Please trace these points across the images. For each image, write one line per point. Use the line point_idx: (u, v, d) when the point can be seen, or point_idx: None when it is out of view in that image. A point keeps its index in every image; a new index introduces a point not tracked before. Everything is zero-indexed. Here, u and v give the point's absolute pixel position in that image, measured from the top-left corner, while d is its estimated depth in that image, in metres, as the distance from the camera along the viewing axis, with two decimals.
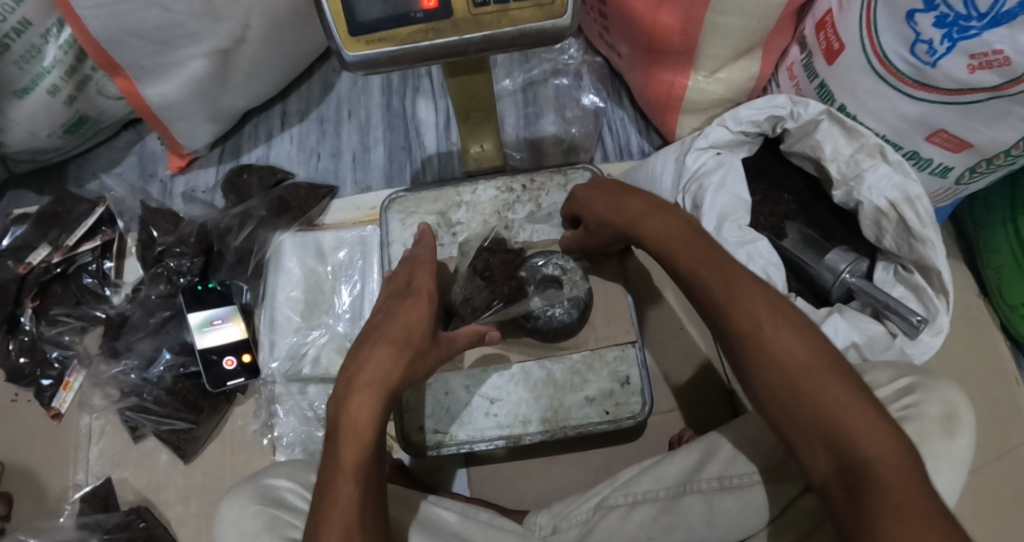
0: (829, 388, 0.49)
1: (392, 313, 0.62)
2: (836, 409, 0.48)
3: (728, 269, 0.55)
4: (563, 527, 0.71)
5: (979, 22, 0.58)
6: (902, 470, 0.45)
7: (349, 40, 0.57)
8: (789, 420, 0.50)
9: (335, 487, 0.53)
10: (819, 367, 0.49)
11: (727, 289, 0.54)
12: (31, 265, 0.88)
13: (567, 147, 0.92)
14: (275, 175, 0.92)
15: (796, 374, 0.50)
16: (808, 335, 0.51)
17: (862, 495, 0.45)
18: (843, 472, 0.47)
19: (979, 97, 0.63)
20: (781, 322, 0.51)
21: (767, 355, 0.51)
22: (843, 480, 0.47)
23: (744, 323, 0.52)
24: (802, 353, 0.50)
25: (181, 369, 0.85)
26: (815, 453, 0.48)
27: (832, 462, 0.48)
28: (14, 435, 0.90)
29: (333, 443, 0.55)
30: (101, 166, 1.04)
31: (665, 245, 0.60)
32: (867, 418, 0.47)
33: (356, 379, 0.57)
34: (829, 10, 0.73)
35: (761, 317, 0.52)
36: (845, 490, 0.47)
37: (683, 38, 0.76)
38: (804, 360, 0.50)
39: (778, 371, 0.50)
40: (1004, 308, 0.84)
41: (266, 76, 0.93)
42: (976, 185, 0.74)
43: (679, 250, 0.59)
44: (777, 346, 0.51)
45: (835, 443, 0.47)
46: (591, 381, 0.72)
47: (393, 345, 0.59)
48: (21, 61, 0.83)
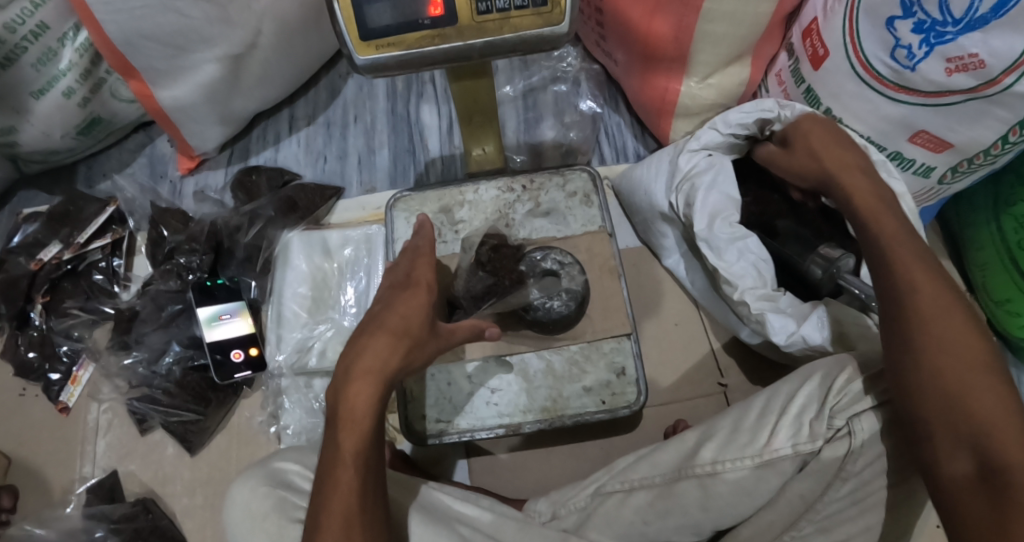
0: (991, 393, 0.55)
1: (391, 303, 0.63)
2: (993, 414, 0.54)
3: (919, 272, 0.63)
4: (563, 513, 0.73)
5: (954, 27, 0.62)
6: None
7: (359, 44, 0.61)
8: (946, 412, 0.55)
9: (335, 472, 0.56)
10: (987, 374, 0.56)
11: (913, 288, 0.62)
12: (41, 261, 0.91)
13: (566, 150, 0.96)
14: (283, 176, 0.96)
15: (966, 370, 0.56)
16: (980, 342, 0.58)
17: (1004, 495, 0.51)
18: (980, 468, 0.53)
19: (956, 99, 0.67)
20: (963, 325, 0.59)
21: (941, 350, 0.58)
22: (981, 480, 0.53)
23: (927, 319, 0.59)
24: (978, 357, 0.57)
25: (190, 362, 0.87)
26: (958, 450, 0.54)
27: (974, 459, 0.54)
28: (22, 429, 0.92)
29: (333, 430, 0.58)
30: (111, 167, 1.07)
31: (876, 219, 0.69)
32: (1019, 430, 0.53)
33: (360, 366, 0.59)
34: (814, 18, 0.78)
35: (945, 316, 0.59)
36: (983, 488, 0.53)
37: (675, 45, 0.80)
38: (969, 367, 0.56)
39: (945, 363, 0.57)
40: (990, 304, 0.88)
41: (276, 80, 0.97)
42: (958, 184, 0.79)
43: (887, 232, 0.67)
44: (952, 343, 0.58)
45: (982, 444, 0.53)
46: (589, 372, 0.75)
47: (391, 334, 0.61)
48: (38, 64, 0.86)
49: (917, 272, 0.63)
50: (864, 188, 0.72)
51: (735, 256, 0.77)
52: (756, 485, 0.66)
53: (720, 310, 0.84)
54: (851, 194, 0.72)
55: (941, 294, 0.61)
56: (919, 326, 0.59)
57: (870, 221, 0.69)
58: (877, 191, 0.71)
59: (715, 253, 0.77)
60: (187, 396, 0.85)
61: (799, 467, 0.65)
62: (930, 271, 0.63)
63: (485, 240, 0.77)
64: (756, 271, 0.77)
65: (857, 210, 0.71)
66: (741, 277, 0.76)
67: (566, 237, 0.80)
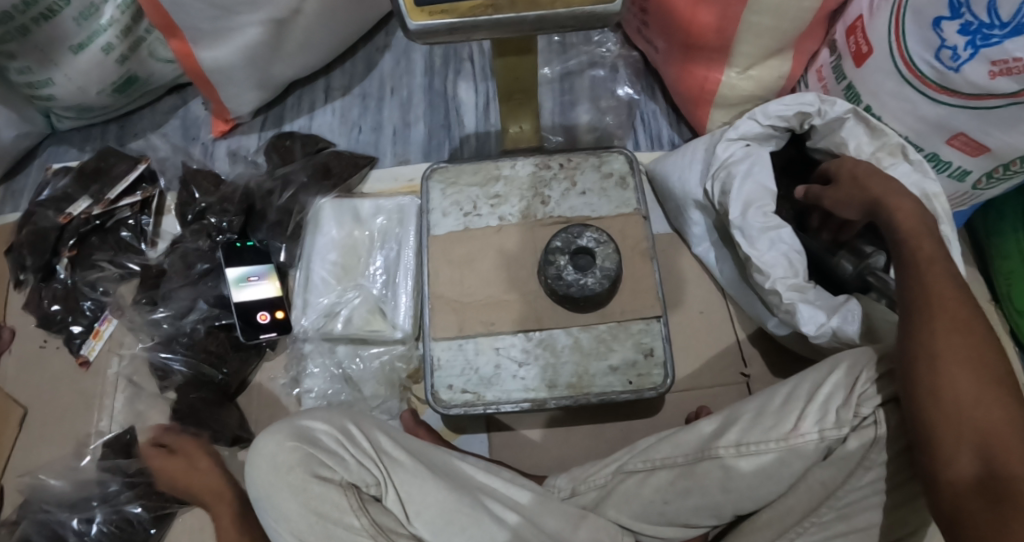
0: (1002, 406, 0.55)
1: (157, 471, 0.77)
2: (1000, 426, 0.54)
3: (943, 289, 0.62)
4: (583, 490, 0.74)
5: (1001, 31, 0.63)
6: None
7: (413, 10, 0.61)
8: (955, 417, 0.55)
9: None
10: (999, 386, 0.56)
11: (936, 303, 0.61)
12: (71, 215, 0.91)
13: (601, 135, 0.97)
14: (319, 143, 0.96)
15: (977, 381, 0.56)
16: (996, 356, 0.58)
17: (1003, 503, 0.51)
18: (983, 479, 0.53)
19: (997, 103, 0.68)
20: (982, 340, 0.59)
21: (956, 358, 0.57)
22: (980, 486, 0.53)
23: (948, 329, 0.59)
24: (993, 369, 0.57)
25: (215, 321, 0.88)
26: (963, 454, 0.54)
27: (978, 464, 0.54)
28: (41, 380, 0.92)
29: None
30: (144, 127, 1.07)
31: (914, 233, 0.68)
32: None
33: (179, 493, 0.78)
34: (859, 15, 0.79)
35: (968, 329, 0.59)
36: (982, 493, 0.53)
37: (719, 35, 0.81)
38: (983, 384, 0.56)
39: (958, 370, 0.57)
40: (1013, 313, 0.89)
41: (315, 49, 0.97)
42: (992, 190, 0.80)
43: (919, 243, 0.67)
44: (968, 354, 0.58)
45: (988, 450, 0.54)
46: (616, 350, 0.75)
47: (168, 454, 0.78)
48: (80, 18, 0.86)
49: (941, 288, 0.62)
50: (912, 210, 0.70)
51: (767, 245, 0.77)
52: (779, 469, 0.66)
53: (747, 300, 0.84)
54: (895, 214, 0.70)
55: (964, 309, 0.60)
56: (938, 338, 0.59)
57: (906, 235, 0.68)
58: (917, 208, 0.70)
59: (747, 241, 0.77)
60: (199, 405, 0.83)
61: (823, 455, 0.66)
62: (955, 287, 0.62)
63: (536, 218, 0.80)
64: (787, 261, 0.77)
65: (896, 228, 0.69)
66: (771, 267, 0.77)
67: (599, 218, 0.80)
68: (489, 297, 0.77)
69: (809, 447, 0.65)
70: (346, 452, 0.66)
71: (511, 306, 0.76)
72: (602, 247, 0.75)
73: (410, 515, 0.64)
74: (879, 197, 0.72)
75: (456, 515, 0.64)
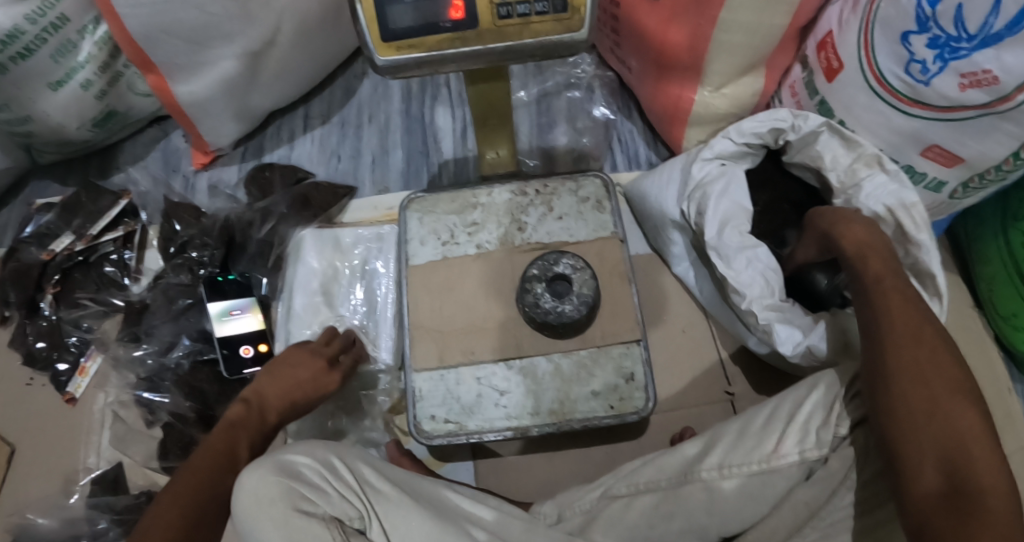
0: (968, 416, 0.55)
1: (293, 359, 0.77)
2: (965, 438, 0.54)
3: (900, 303, 0.63)
4: (568, 515, 0.73)
5: (969, 43, 0.63)
6: (1011, 512, 0.51)
7: (380, 45, 0.60)
8: (917, 432, 0.55)
9: (179, 483, 0.63)
10: (963, 397, 0.56)
11: (894, 317, 0.62)
12: (53, 252, 0.92)
13: (578, 155, 0.98)
14: (297, 173, 0.96)
15: (940, 391, 0.56)
16: (956, 368, 0.58)
17: (969, 515, 0.50)
18: (950, 491, 0.52)
19: (969, 114, 0.68)
20: (944, 352, 0.59)
21: (915, 372, 0.58)
22: (947, 500, 0.52)
23: (909, 343, 0.60)
24: (954, 381, 0.57)
25: (198, 356, 0.89)
26: (925, 467, 0.54)
27: (943, 477, 0.53)
28: (26, 418, 0.91)
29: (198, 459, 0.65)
30: (126, 160, 1.07)
31: (860, 255, 0.69)
32: (990, 456, 0.53)
33: (243, 398, 0.73)
34: (829, 30, 0.78)
35: (929, 343, 0.60)
36: (949, 505, 0.51)
37: (690, 55, 0.81)
38: (945, 397, 0.56)
39: (920, 382, 0.57)
40: (997, 319, 0.89)
41: (293, 79, 0.97)
42: (969, 199, 0.80)
43: (873, 260, 0.68)
44: (927, 366, 0.58)
45: (952, 463, 0.53)
46: (597, 376, 0.75)
47: (314, 364, 0.77)
48: (57, 55, 0.85)
49: (898, 302, 0.63)
50: (861, 235, 0.70)
51: (744, 264, 0.77)
52: (763, 492, 0.65)
53: (728, 319, 0.84)
54: (842, 239, 0.71)
55: (922, 323, 0.61)
56: (897, 354, 0.59)
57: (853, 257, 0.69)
58: (867, 233, 0.71)
59: (724, 261, 0.77)
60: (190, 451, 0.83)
61: (805, 476, 0.66)
62: (909, 301, 0.63)
63: (517, 244, 0.80)
64: (763, 280, 0.77)
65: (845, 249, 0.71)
66: (749, 286, 0.77)
67: (577, 243, 0.80)
68: (470, 324, 0.77)
69: (791, 469, 0.65)
70: (330, 486, 0.64)
71: (490, 334, 0.77)
72: (577, 272, 0.75)
73: None
74: (831, 225, 0.73)
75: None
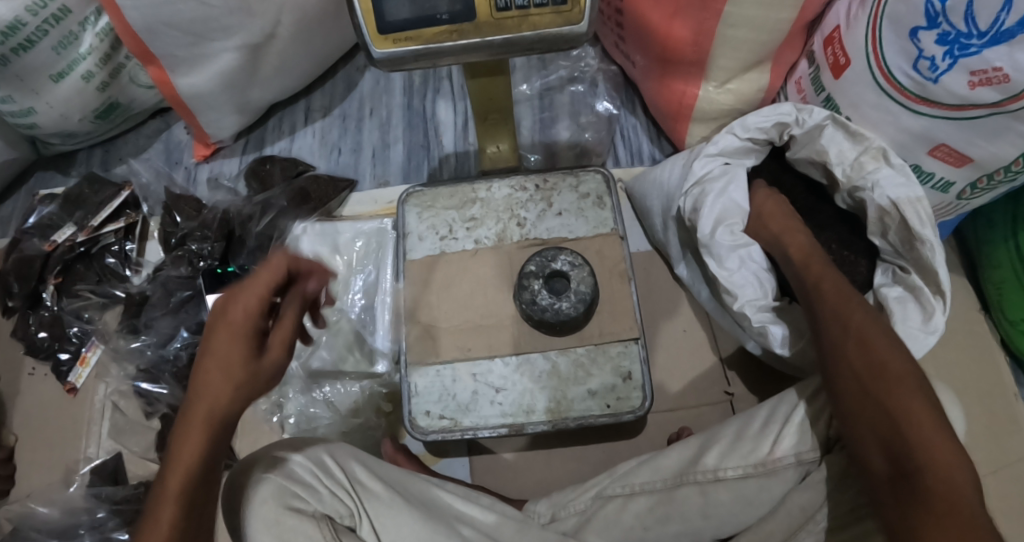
0: (905, 396, 0.56)
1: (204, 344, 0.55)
2: (907, 424, 0.55)
3: (845, 301, 0.65)
4: (562, 516, 0.73)
5: (980, 40, 0.61)
6: (957, 484, 0.52)
7: (377, 37, 0.59)
8: (859, 425, 0.58)
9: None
10: (899, 379, 0.58)
11: (837, 315, 0.64)
12: (56, 242, 0.92)
13: (580, 151, 0.97)
14: (297, 167, 0.96)
15: (874, 379, 0.58)
16: (901, 356, 0.59)
17: (909, 500, 0.52)
18: (895, 477, 0.54)
19: (979, 113, 0.65)
20: (881, 336, 0.61)
21: (854, 368, 0.60)
22: (893, 485, 0.54)
23: (849, 339, 0.62)
24: (895, 368, 0.58)
25: (197, 348, 0.88)
26: (873, 457, 0.56)
27: (888, 461, 0.55)
28: (29, 409, 0.92)
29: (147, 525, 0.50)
30: (128, 151, 1.07)
31: (804, 263, 0.71)
32: (937, 436, 0.54)
33: (183, 417, 0.53)
34: (837, 26, 0.77)
35: (863, 332, 0.61)
36: (893, 492, 0.54)
37: (694, 49, 0.80)
38: (889, 388, 0.57)
39: (856, 375, 0.60)
40: (1005, 323, 0.87)
41: (293, 72, 0.97)
42: (978, 200, 0.77)
43: (811, 266, 0.70)
44: (864, 359, 0.60)
45: (896, 451, 0.55)
46: (594, 375, 0.74)
47: (229, 334, 0.54)
48: (58, 47, 0.85)
49: (843, 298, 0.65)
50: (804, 244, 0.73)
51: (736, 264, 0.77)
52: (758, 495, 0.65)
53: (727, 323, 0.83)
54: (788, 251, 0.73)
55: (866, 317, 0.62)
56: (842, 354, 0.61)
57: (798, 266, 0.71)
58: (809, 243, 0.73)
59: (716, 260, 0.76)
60: None
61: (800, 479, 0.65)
62: (850, 298, 0.65)
63: (519, 241, 0.80)
64: (756, 281, 0.77)
65: (790, 259, 0.73)
66: (741, 287, 0.76)
67: (577, 239, 0.79)
68: (468, 321, 0.76)
69: (786, 471, 0.65)
70: (322, 484, 0.63)
71: (488, 331, 0.76)
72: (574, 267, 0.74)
73: None
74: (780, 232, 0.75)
75: None
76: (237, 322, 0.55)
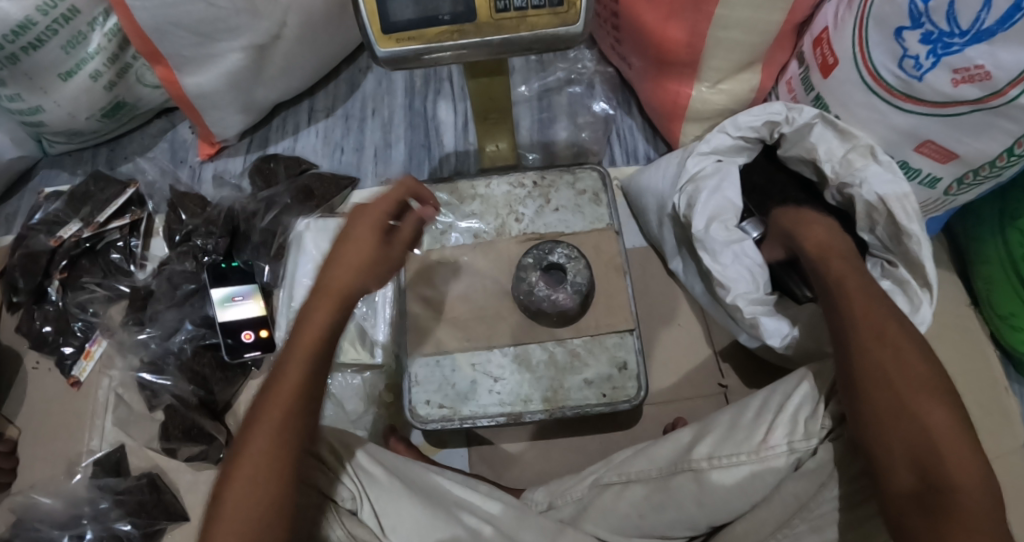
0: (936, 411, 0.56)
1: (342, 238, 0.61)
2: (940, 440, 0.55)
3: (876, 307, 0.63)
4: (560, 504, 0.74)
5: (961, 39, 0.64)
6: (981, 501, 0.53)
7: (381, 37, 0.61)
8: (885, 436, 0.57)
9: (240, 458, 0.53)
10: (932, 393, 0.57)
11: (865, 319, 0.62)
12: (62, 238, 0.94)
13: (577, 151, 1.00)
14: (301, 165, 0.98)
15: (906, 391, 0.57)
16: (931, 369, 0.59)
17: (936, 515, 0.53)
18: (923, 490, 0.54)
19: (962, 110, 0.68)
20: (911, 348, 0.60)
21: (883, 378, 0.58)
22: (919, 499, 0.54)
23: (876, 346, 0.60)
24: (926, 381, 0.58)
25: (201, 340, 0.90)
26: (899, 468, 0.56)
27: (915, 474, 0.55)
28: (32, 402, 0.93)
29: (251, 421, 0.55)
30: (133, 151, 1.09)
31: (822, 256, 0.72)
32: (965, 452, 0.55)
33: (307, 313, 0.58)
34: (825, 27, 0.79)
35: (897, 344, 0.60)
36: (920, 505, 0.54)
37: (688, 51, 0.82)
38: (923, 402, 0.57)
39: (887, 384, 0.58)
40: (994, 318, 0.89)
41: (298, 72, 0.99)
42: (964, 196, 0.79)
43: (833, 265, 0.68)
44: (894, 370, 0.59)
45: (925, 465, 0.55)
46: (591, 365, 0.76)
47: (369, 230, 0.61)
48: (68, 46, 0.87)
49: (874, 301, 0.63)
50: (823, 239, 0.74)
51: (730, 258, 0.79)
52: (751, 482, 0.66)
53: (720, 316, 0.85)
54: (806, 243, 0.75)
55: (897, 326, 0.61)
56: (869, 360, 0.60)
57: (815, 258, 0.72)
58: (829, 236, 0.75)
59: (710, 255, 0.78)
60: (189, 436, 0.84)
61: (793, 467, 0.66)
62: (879, 306, 0.63)
63: (519, 235, 0.82)
64: (749, 274, 0.79)
65: (808, 254, 0.74)
66: (734, 280, 0.78)
67: (574, 234, 0.82)
68: (468, 311, 0.79)
69: (778, 458, 0.65)
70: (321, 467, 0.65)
71: (488, 322, 0.78)
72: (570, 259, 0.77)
73: (387, 530, 0.64)
74: None
75: (432, 530, 0.64)
76: (377, 218, 0.61)
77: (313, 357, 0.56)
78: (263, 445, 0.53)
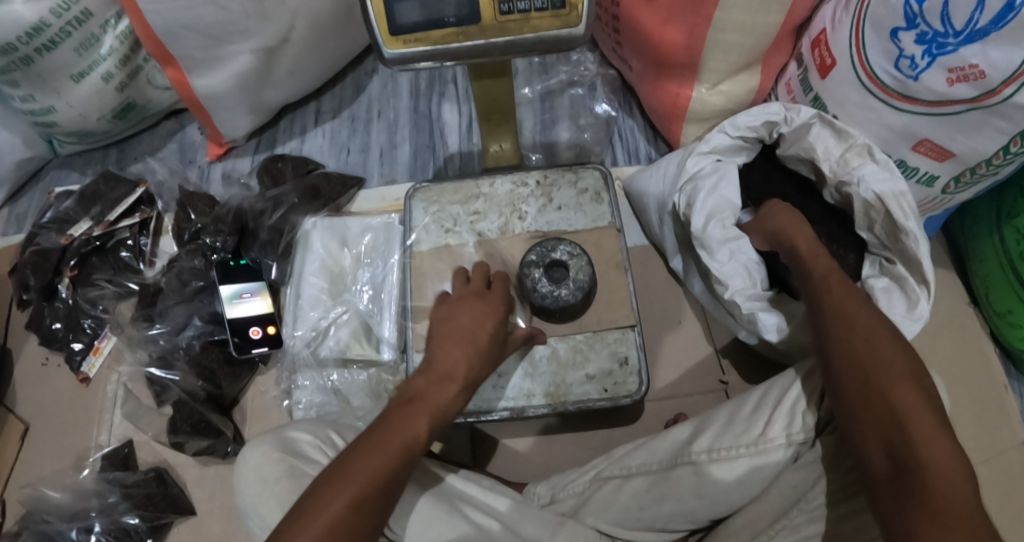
0: (906, 394, 0.57)
1: (459, 310, 0.67)
2: (909, 421, 0.56)
3: (850, 300, 0.65)
4: (562, 497, 0.75)
5: (955, 39, 0.65)
6: (953, 482, 0.53)
7: (388, 38, 0.62)
8: (857, 419, 0.58)
9: (316, 508, 0.50)
10: (903, 378, 0.58)
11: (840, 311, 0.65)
12: (73, 237, 0.95)
13: (579, 151, 1.02)
14: (308, 165, 1.00)
15: (880, 381, 0.59)
16: (902, 355, 0.60)
17: (906, 494, 0.53)
18: (895, 471, 0.55)
19: (958, 109, 0.69)
20: (882, 335, 0.62)
21: (855, 362, 0.60)
22: (893, 480, 0.54)
23: (847, 333, 0.63)
24: (898, 367, 0.59)
25: (210, 336, 0.91)
26: (872, 451, 0.57)
27: (887, 456, 0.56)
28: (41, 397, 0.94)
29: (334, 476, 0.52)
30: (143, 151, 1.11)
31: (811, 259, 0.72)
32: (934, 433, 0.55)
33: (417, 395, 0.60)
34: (823, 28, 0.81)
35: (867, 331, 0.62)
36: (893, 486, 0.54)
37: (687, 53, 0.84)
38: (895, 386, 0.58)
39: (858, 371, 0.60)
40: (993, 315, 0.90)
41: (305, 75, 1.01)
42: (962, 194, 0.81)
43: (815, 266, 0.71)
44: (865, 355, 0.60)
45: (895, 446, 0.55)
46: (592, 360, 0.78)
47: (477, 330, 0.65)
48: (80, 49, 0.89)
49: (848, 296, 0.66)
50: (808, 241, 0.74)
51: (726, 256, 0.80)
52: (751, 476, 0.66)
53: (719, 312, 0.87)
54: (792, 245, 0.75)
55: (871, 317, 0.63)
56: (842, 348, 0.62)
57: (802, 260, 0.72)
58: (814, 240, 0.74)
59: (708, 253, 0.80)
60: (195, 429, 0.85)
61: (790, 459, 0.66)
62: (854, 299, 0.66)
63: (524, 233, 0.83)
64: (746, 272, 0.80)
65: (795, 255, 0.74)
66: (731, 277, 0.79)
67: (576, 232, 0.83)
68: None
69: (777, 451, 0.66)
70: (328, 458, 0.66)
71: None
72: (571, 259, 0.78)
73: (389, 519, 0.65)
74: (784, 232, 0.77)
75: (433, 522, 0.65)
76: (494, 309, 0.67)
77: (437, 418, 0.59)
78: (350, 499, 0.51)
